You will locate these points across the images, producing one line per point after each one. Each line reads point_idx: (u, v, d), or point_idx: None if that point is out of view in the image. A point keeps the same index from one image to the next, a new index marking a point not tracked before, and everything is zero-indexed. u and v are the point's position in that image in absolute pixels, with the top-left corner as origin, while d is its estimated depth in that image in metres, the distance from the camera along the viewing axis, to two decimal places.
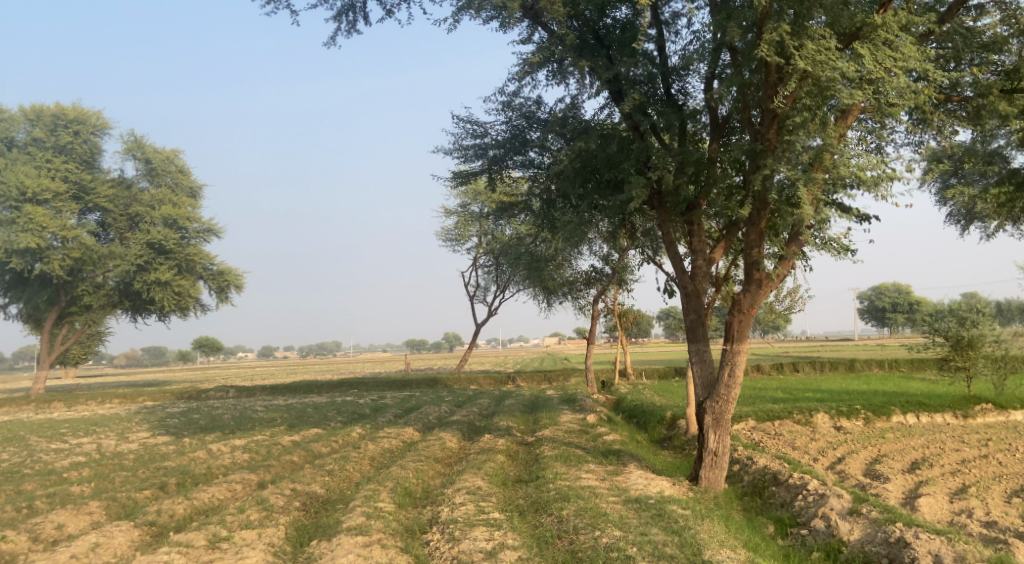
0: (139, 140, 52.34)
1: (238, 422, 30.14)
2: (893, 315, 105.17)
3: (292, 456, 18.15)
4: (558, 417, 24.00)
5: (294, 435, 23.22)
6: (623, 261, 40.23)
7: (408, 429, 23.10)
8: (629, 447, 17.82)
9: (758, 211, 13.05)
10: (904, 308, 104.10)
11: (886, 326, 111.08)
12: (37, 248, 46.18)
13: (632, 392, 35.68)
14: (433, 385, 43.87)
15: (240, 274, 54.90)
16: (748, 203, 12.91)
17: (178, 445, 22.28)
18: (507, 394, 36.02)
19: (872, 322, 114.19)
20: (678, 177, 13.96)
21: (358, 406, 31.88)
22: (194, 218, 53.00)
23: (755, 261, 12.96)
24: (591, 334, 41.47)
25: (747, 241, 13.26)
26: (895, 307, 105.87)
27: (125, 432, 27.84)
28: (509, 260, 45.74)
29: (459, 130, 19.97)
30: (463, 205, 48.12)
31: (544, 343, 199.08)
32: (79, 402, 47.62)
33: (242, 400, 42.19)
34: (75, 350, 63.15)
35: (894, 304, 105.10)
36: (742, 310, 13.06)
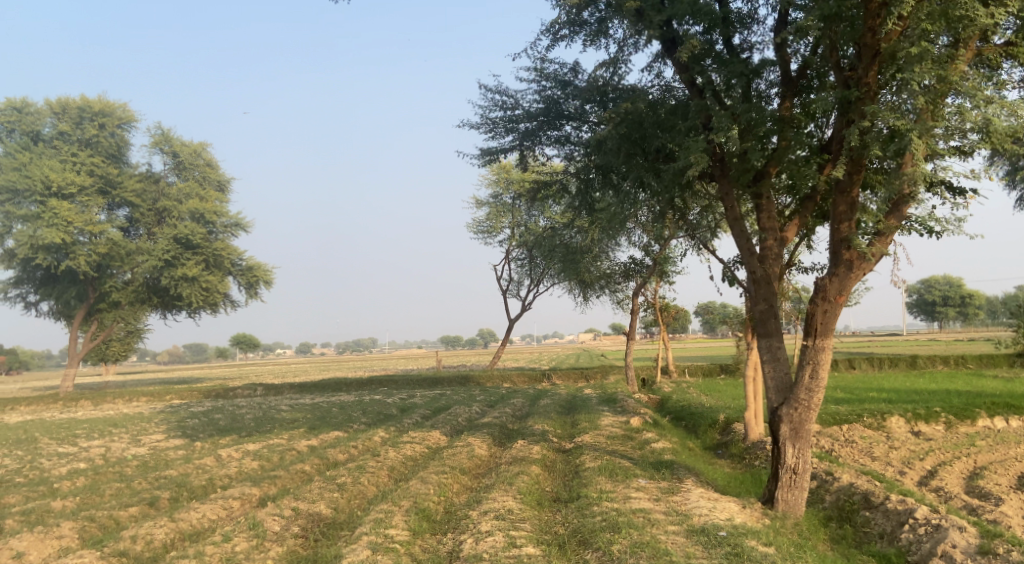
0: (166, 133, 51.11)
1: (258, 423, 28.51)
2: (943, 309, 101.02)
3: (305, 465, 16.37)
4: (599, 420, 22.00)
5: (313, 438, 21.44)
6: (665, 252, 38.10)
7: (434, 432, 21.23)
8: (682, 456, 15.82)
9: (851, 176, 11.09)
10: (956, 302, 99.96)
11: (936, 321, 106.60)
12: (63, 244, 45.13)
13: (677, 391, 33.58)
14: (466, 383, 41.98)
15: (269, 269, 53.53)
16: (841, 164, 10.95)
17: (188, 450, 20.61)
18: (542, 393, 34.05)
19: (921, 317, 110.05)
20: (747, 137, 11.94)
21: (385, 407, 30.10)
22: (222, 212, 51.73)
23: (846, 238, 10.93)
24: (630, 331, 39.45)
25: (836, 213, 11.25)
26: (945, 301, 101.69)
27: (138, 433, 26.29)
28: (543, 252, 43.80)
29: (487, 101, 18.03)
30: (495, 195, 46.41)
31: (580, 340, 196.55)
32: (107, 400, 46.51)
33: (269, 399, 40.65)
34: (116, 347, 62.20)
35: (945, 298, 100.89)
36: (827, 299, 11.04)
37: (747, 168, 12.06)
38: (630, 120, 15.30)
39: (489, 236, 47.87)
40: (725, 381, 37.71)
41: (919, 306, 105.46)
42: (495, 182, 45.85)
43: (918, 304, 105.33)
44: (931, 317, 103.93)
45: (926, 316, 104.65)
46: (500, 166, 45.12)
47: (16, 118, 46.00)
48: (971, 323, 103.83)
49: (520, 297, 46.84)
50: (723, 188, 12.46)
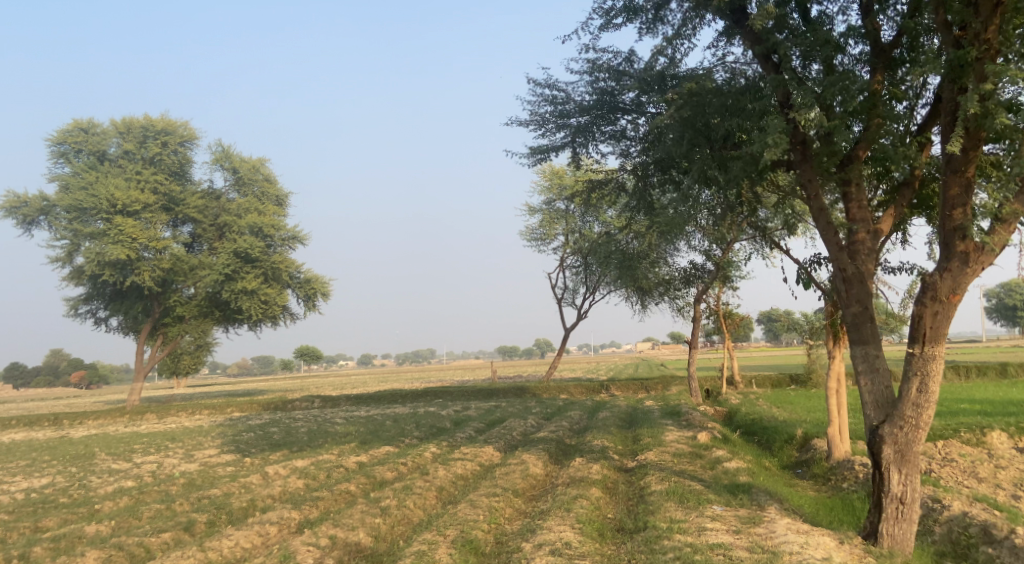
0: (226, 149, 51.17)
1: (311, 437, 27.71)
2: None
3: (352, 485, 15.33)
4: (664, 435, 20.63)
5: (364, 454, 20.46)
6: (728, 257, 36.49)
7: (489, 448, 20.09)
8: (760, 477, 14.44)
9: (965, 155, 9.92)
10: None
11: (1015, 325, 101.32)
12: (128, 260, 45.36)
13: (747, 403, 31.82)
14: (524, 395, 40.75)
15: (327, 280, 53.29)
16: (957, 139, 9.72)
17: (236, 466, 19.79)
18: (603, 405, 32.66)
19: (1000, 322, 104.61)
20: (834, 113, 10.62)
21: (439, 420, 29.05)
22: (280, 226, 51.49)
23: (958, 226, 9.80)
24: (692, 339, 37.94)
25: (947, 197, 10.05)
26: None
27: (191, 448, 25.64)
28: (599, 259, 42.49)
29: (537, 96, 16.85)
30: (548, 201, 45.20)
31: (640, 349, 193.33)
32: (169, 413, 46.57)
33: (326, 411, 40.05)
34: (187, 361, 62.17)
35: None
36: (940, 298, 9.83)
37: (835, 150, 10.75)
38: (693, 106, 14.07)
39: (543, 243, 46.69)
40: (796, 393, 35.81)
41: (999, 310, 100.15)
42: (548, 189, 44.75)
43: (997, 308, 100.04)
44: (1010, 322, 98.91)
45: (1006, 320, 99.44)
46: (553, 172, 43.96)
47: (82, 138, 46.30)
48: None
49: (576, 306, 45.56)
50: (805, 174, 11.10)
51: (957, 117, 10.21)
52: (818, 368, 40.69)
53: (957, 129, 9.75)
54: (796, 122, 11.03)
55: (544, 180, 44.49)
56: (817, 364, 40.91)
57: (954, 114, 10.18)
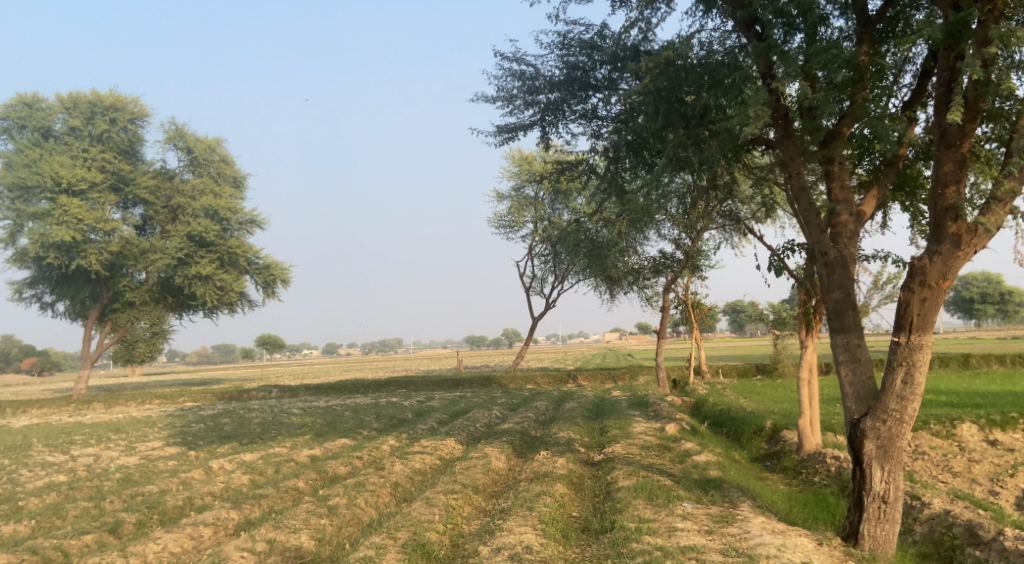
0: (181, 129, 49.58)
1: (265, 428, 26.67)
2: (981, 307, 97.14)
3: (298, 482, 14.42)
4: (631, 426, 19.98)
5: (317, 447, 19.56)
6: (698, 245, 36.09)
7: (450, 440, 19.30)
8: (732, 471, 13.82)
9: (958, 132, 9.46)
10: (995, 299, 96.11)
11: (972, 318, 102.68)
12: (73, 242, 43.75)
13: (713, 394, 31.41)
14: (487, 385, 40.01)
15: (287, 267, 51.97)
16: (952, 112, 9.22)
17: (180, 460, 18.76)
18: (569, 395, 32.04)
19: (958, 314, 106.18)
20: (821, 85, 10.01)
21: (400, 411, 28.17)
22: (237, 209, 50.07)
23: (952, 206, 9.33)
24: (660, 329, 37.52)
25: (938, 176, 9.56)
26: (983, 298, 97.83)
27: (136, 440, 24.48)
28: (568, 248, 41.88)
29: (504, 70, 16.05)
30: (516, 188, 44.40)
31: (605, 339, 193.66)
32: (119, 402, 45.06)
33: (283, 401, 38.92)
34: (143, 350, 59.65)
35: (983, 295, 96.98)
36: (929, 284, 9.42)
37: (819, 125, 10.15)
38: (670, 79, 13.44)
39: (511, 231, 45.89)
40: (762, 383, 35.59)
41: (956, 303, 101.26)
42: (516, 175, 43.96)
43: (955, 301, 101.12)
44: (968, 315, 100.19)
45: (964, 313, 100.61)
46: (522, 157, 43.19)
47: (27, 114, 44.49)
48: (1008, 320, 100.19)
49: (544, 295, 44.90)
50: (787, 151, 10.48)
51: (951, 89, 9.83)
52: (783, 359, 40.43)
53: (955, 100, 9.40)
54: (779, 94, 10.43)
55: (513, 166, 43.67)
56: (783, 355, 40.64)
57: (948, 85, 9.79)
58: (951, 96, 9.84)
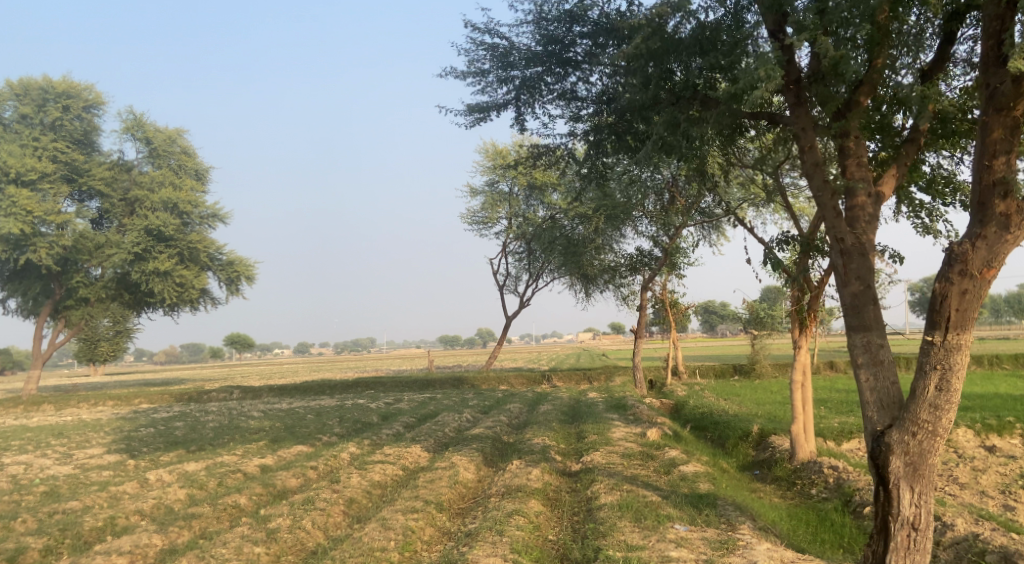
0: (138, 118, 47.39)
1: (219, 433, 25.03)
2: None
3: (240, 500, 12.85)
4: (610, 432, 18.67)
5: (269, 455, 17.97)
6: (677, 241, 35.00)
7: (415, 448, 17.87)
8: (723, 485, 12.53)
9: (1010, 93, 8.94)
10: None
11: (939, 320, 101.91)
12: (22, 235, 41.57)
13: (692, 395, 30.29)
14: (458, 386, 38.52)
15: (252, 263, 50.02)
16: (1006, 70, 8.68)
17: (116, 471, 17.11)
18: (542, 397, 30.71)
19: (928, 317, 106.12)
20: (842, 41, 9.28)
21: (365, 414, 26.64)
22: (198, 202, 48.04)
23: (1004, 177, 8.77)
24: (638, 329, 36.39)
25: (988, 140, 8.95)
26: None
27: (77, 447, 22.75)
28: (544, 244, 40.66)
29: (476, 42, 14.62)
30: (490, 182, 43.03)
31: (578, 339, 192.70)
32: (70, 404, 42.98)
33: (243, 403, 37.19)
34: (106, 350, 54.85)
35: None
36: (971, 274, 8.77)
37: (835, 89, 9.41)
38: (663, 44, 12.32)
39: (484, 227, 44.38)
40: (740, 385, 34.54)
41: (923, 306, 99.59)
42: (490, 169, 42.65)
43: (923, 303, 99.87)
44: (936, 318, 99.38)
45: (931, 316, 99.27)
46: (496, 151, 41.90)
47: None
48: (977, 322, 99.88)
49: (517, 293, 43.56)
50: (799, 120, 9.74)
51: (999, 41, 9.22)
52: (761, 359, 39.73)
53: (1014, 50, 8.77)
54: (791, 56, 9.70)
55: (486, 159, 42.32)
56: (760, 355, 39.85)
57: (998, 37, 9.19)
58: (998, 51, 9.24)
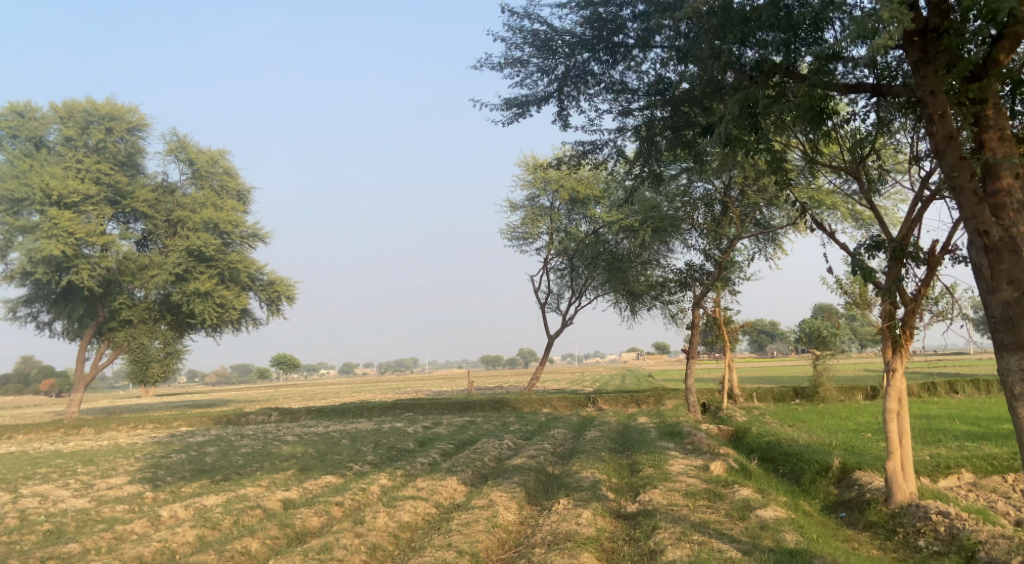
0: (181, 139, 45.38)
1: (248, 459, 23.69)
2: None
3: (252, 550, 11.30)
4: (669, 464, 16.93)
5: (294, 488, 16.45)
6: (732, 256, 33.18)
7: (452, 480, 16.29)
8: (811, 537, 10.82)
9: None
10: None
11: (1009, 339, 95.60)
12: (64, 257, 40.13)
13: (753, 421, 28.29)
14: (501, 409, 36.79)
15: (292, 283, 48.91)
16: None
17: (130, 506, 15.68)
18: (589, 421, 28.92)
19: None
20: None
21: (401, 439, 25.10)
22: (239, 222, 45.93)
23: None
24: (691, 349, 34.41)
25: None
26: None
27: (99, 474, 21.56)
28: (587, 260, 39.05)
29: (515, 29, 13.14)
30: (531, 196, 41.50)
31: (624, 358, 189.24)
32: (109, 427, 42.18)
33: (280, 426, 35.94)
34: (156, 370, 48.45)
35: None
36: None
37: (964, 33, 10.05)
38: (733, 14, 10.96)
39: (525, 243, 42.71)
40: (802, 411, 32.36)
41: None
42: (531, 182, 41.17)
43: None
44: None
45: None
46: (536, 163, 40.41)
47: (18, 123, 40.31)
48: None
49: (560, 311, 41.88)
50: (923, 76, 10.13)
51: None
52: (823, 382, 37.61)
53: None
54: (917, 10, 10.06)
55: (526, 173, 40.83)
56: (823, 377, 37.76)
57: None
58: None
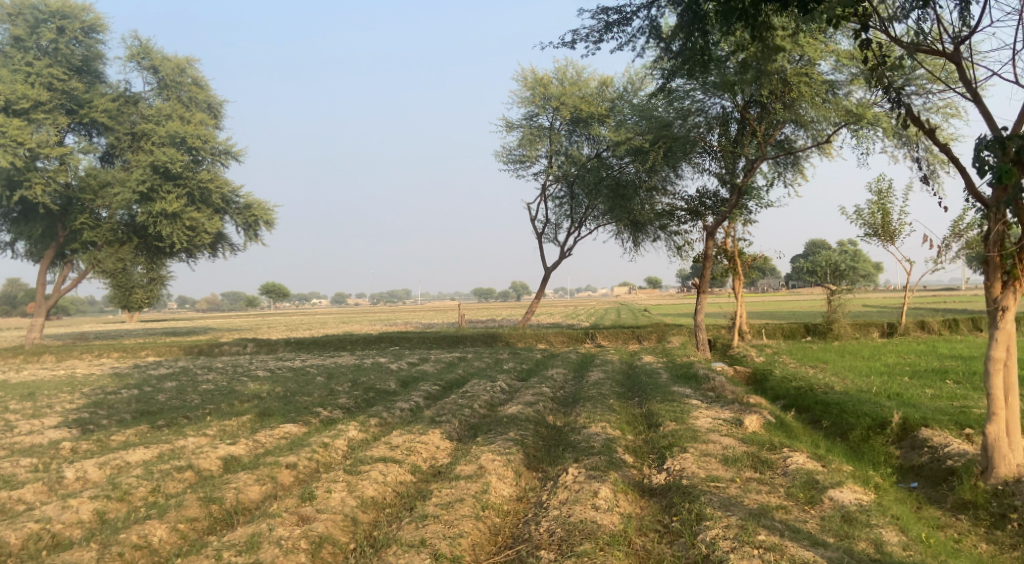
0: (144, 44, 40.56)
1: (206, 396, 20.71)
2: None
3: (154, 542, 8.82)
4: (691, 417, 14.15)
5: (242, 439, 13.53)
6: (751, 181, 30.06)
7: (433, 433, 13.44)
8: (903, 545, 8.11)
9: None
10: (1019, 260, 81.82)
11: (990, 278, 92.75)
12: (14, 170, 35.88)
13: (771, 361, 25.72)
14: (493, 344, 34.11)
15: (271, 207, 44.17)
16: None
17: (38, 461, 12.70)
18: (590, 359, 26.14)
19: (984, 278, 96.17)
20: None
21: (380, 378, 22.16)
22: (210, 137, 40.81)
23: None
24: (700, 283, 31.49)
25: None
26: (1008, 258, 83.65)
27: (28, 415, 18.52)
28: (588, 186, 35.81)
29: None
30: (529, 115, 37.94)
31: (615, 292, 186.27)
32: (71, 355, 39.05)
33: (254, 359, 33.03)
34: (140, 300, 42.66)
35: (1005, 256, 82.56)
36: None
37: None
38: None
39: (522, 166, 39.23)
40: (821, 350, 29.82)
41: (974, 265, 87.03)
42: (529, 99, 37.61)
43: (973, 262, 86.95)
44: None
45: None
46: (536, 78, 36.82)
47: None
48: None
49: (558, 243, 38.73)
50: None
51: None
52: (838, 318, 34.96)
53: None
54: None
55: (525, 88, 37.24)
56: (837, 313, 35.08)
57: None
58: None
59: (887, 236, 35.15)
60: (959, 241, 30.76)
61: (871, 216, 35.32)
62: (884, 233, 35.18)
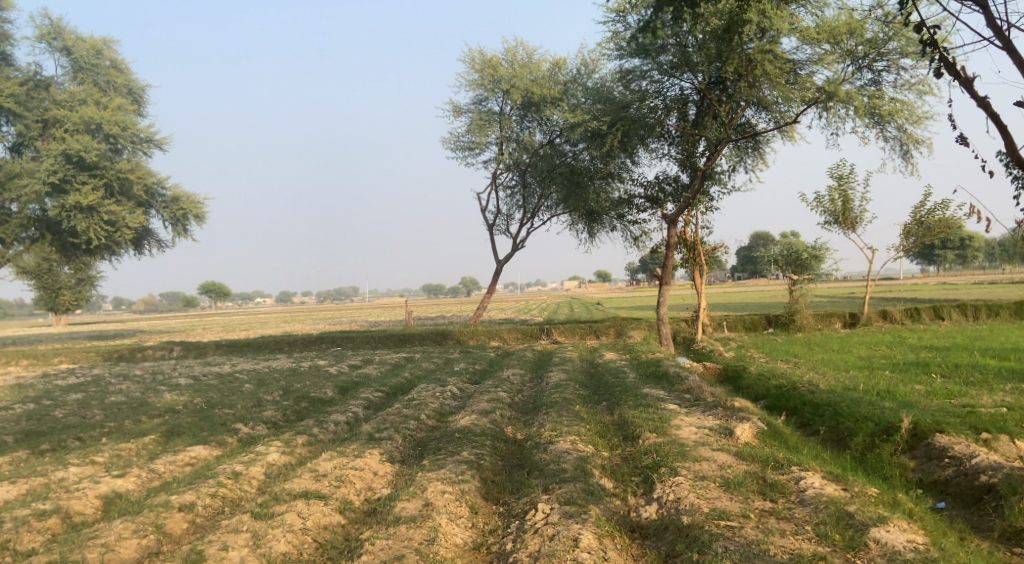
0: (55, 23, 37.12)
1: (111, 410, 17.98)
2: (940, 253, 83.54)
3: None
4: (674, 427, 12.22)
5: (139, 468, 11.19)
6: (714, 165, 28.37)
7: (370, 454, 11.23)
8: None
9: None
10: (956, 245, 81.36)
11: (932, 265, 92.53)
12: None
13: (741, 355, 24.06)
14: (443, 342, 31.90)
15: (200, 199, 41.04)
16: None
17: None
18: (547, 358, 24.12)
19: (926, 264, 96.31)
20: None
21: (314, 385, 19.68)
22: (130, 123, 37.58)
23: None
24: (663, 274, 29.75)
25: None
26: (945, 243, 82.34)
27: None
28: (541, 173, 33.78)
29: None
30: (478, 98, 35.70)
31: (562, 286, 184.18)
32: None
33: (178, 365, 30.12)
34: None
35: (944, 241, 82.07)
36: None
37: None
38: None
39: (472, 153, 36.98)
40: (789, 343, 28.33)
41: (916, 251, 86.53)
42: (478, 81, 35.35)
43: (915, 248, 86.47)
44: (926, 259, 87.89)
45: (923, 259, 88.50)
46: (485, 59, 34.60)
47: None
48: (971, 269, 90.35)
49: (511, 234, 36.57)
50: None
51: None
52: (800, 309, 33.59)
53: None
54: None
55: (474, 69, 34.99)
56: (799, 303, 33.71)
57: None
58: None
59: (847, 224, 33.88)
60: (919, 233, 29.70)
61: (831, 203, 34.01)
62: (845, 220, 33.90)
